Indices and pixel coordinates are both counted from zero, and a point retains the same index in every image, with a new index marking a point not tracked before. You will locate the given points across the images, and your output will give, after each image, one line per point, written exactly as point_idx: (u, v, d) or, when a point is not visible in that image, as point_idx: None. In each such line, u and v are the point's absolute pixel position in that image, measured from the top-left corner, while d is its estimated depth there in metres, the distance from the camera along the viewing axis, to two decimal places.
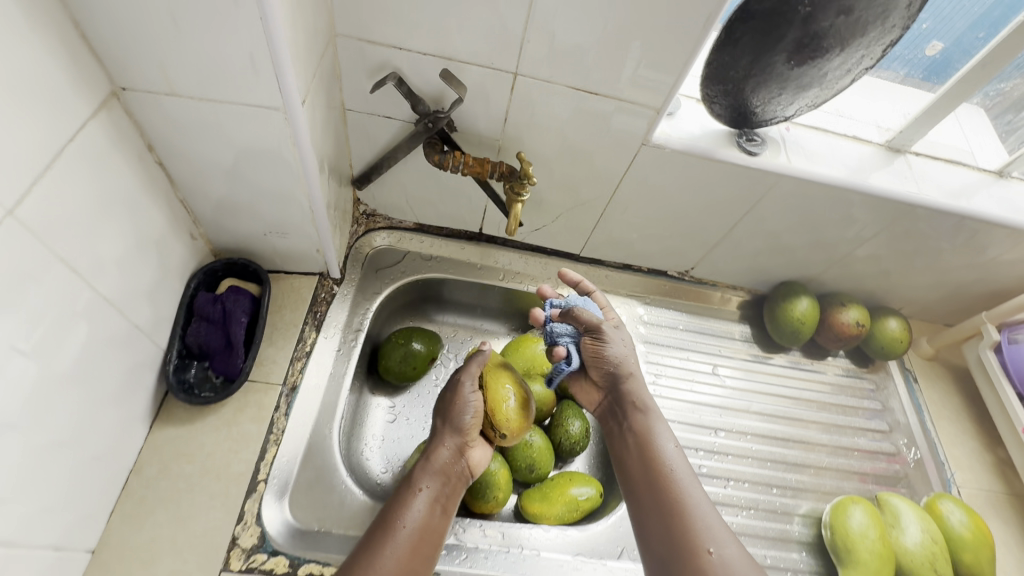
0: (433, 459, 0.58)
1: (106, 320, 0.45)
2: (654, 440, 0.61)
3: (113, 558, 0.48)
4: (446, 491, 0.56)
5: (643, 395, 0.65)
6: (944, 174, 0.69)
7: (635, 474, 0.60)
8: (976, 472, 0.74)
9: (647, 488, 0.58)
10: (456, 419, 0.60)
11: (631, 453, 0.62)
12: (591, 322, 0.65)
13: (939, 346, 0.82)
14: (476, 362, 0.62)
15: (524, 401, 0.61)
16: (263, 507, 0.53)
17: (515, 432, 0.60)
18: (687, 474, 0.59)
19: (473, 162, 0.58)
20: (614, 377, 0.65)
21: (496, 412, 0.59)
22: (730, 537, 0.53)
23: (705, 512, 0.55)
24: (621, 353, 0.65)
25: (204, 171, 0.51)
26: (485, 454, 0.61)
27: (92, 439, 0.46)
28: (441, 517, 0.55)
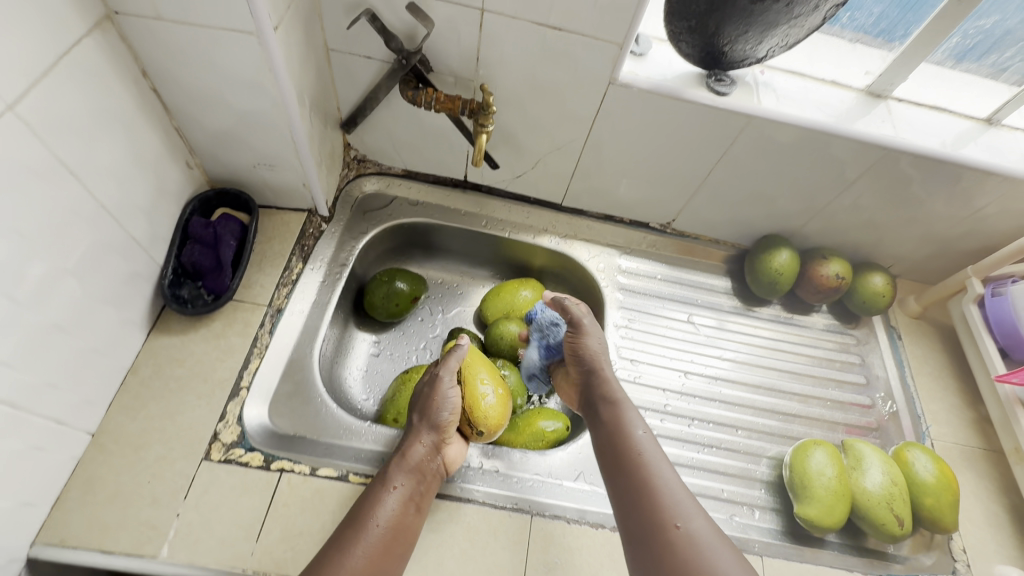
0: (409, 456, 0.57)
1: (104, 226, 0.51)
2: (622, 425, 0.61)
3: (109, 441, 0.54)
4: (420, 489, 0.55)
5: (616, 385, 0.66)
6: (927, 120, 0.68)
7: (607, 461, 0.59)
8: (953, 427, 0.74)
9: (617, 473, 0.57)
10: (434, 415, 0.60)
11: (603, 441, 0.61)
12: (574, 315, 0.70)
13: (927, 304, 0.81)
14: (455, 358, 0.64)
15: (502, 397, 0.64)
16: (245, 410, 0.59)
17: (492, 429, 0.62)
18: (657, 455, 0.57)
19: (444, 99, 0.61)
20: (589, 370, 0.68)
21: (475, 408, 0.61)
22: (698, 511, 0.52)
23: (672, 490, 0.53)
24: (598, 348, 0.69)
25: (194, 99, 0.56)
26: (459, 452, 0.61)
27: (92, 331, 0.52)
28: (414, 516, 0.54)
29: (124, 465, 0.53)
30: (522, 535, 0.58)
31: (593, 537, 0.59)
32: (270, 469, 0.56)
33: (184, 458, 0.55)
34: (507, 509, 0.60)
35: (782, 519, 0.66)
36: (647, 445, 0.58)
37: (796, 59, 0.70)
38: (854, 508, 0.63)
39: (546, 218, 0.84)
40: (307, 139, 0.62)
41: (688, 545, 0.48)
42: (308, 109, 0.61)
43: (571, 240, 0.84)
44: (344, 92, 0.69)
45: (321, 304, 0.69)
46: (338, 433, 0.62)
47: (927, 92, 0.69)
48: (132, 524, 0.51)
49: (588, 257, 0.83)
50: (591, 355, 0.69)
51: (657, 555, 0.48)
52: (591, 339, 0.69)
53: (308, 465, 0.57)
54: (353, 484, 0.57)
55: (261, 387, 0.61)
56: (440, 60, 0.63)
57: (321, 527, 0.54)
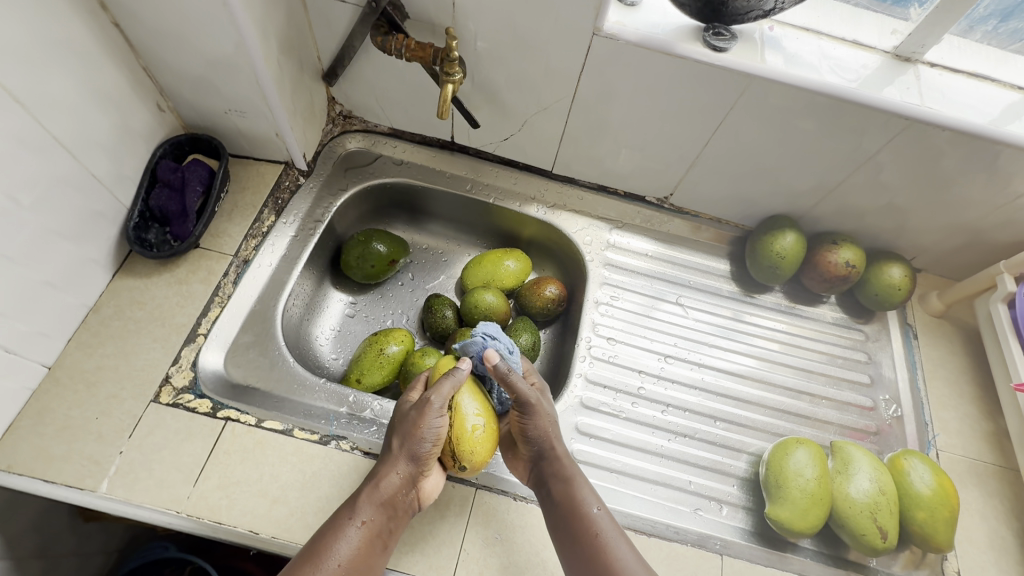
0: (382, 487, 0.50)
1: (59, 161, 0.51)
2: (575, 505, 0.52)
3: (64, 375, 0.55)
4: (390, 525, 0.50)
5: (568, 461, 0.55)
6: (965, 90, 0.59)
7: (560, 544, 0.51)
8: (964, 438, 0.66)
9: (573, 559, 0.50)
10: (415, 445, 0.51)
11: (554, 527, 0.52)
12: (523, 395, 0.54)
13: (951, 302, 0.73)
14: (450, 382, 0.52)
15: (493, 430, 0.54)
16: (201, 355, 0.59)
17: (476, 466, 0.53)
18: (615, 533, 0.51)
19: (414, 46, 0.58)
20: (538, 452, 0.55)
21: (461, 442, 0.52)
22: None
23: (635, 572, 0.48)
24: (550, 426, 0.56)
25: (158, 37, 0.55)
26: (438, 481, 0.55)
27: (45, 265, 0.52)
28: (378, 554, 0.49)
29: (75, 399, 0.54)
30: (463, 507, 0.56)
31: (539, 516, 0.56)
32: (215, 417, 0.55)
33: (134, 398, 0.55)
34: (453, 479, 0.57)
35: (753, 519, 0.61)
36: (603, 522, 0.51)
37: (814, 16, 0.62)
38: (833, 514, 0.58)
39: (535, 186, 0.80)
40: (275, 85, 0.60)
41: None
42: (276, 53, 0.59)
43: (558, 210, 0.79)
44: (322, 41, 0.66)
45: (290, 259, 0.68)
46: (293, 387, 0.61)
47: (963, 58, 0.61)
48: (77, 457, 0.51)
49: (575, 229, 0.79)
50: (542, 439, 0.55)
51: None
52: (544, 420, 0.55)
53: (254, 417, 0.56)
54: (296, 439, 0.56)
55: (220, 335, 0.61)
56: (416, 5, 0.60)
57: (258, 477, 0.53)
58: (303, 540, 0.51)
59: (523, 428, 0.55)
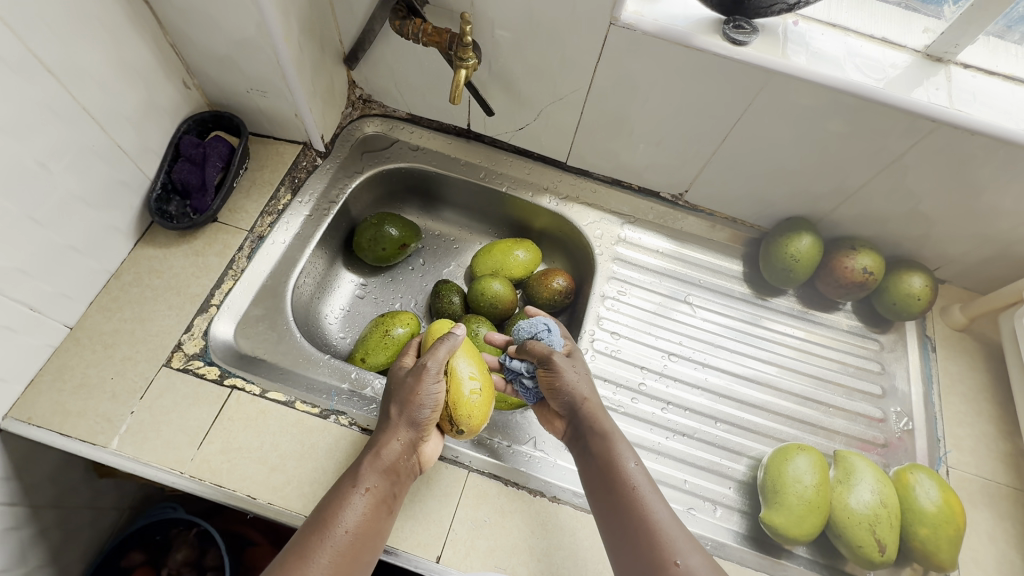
0: (384, 454, 0.51)
1: (86, 130, 0.53)
2: (612, 458, 0.53)
3: (84, 336, 0.58)
4: (395, 490, 0.51)
5: (603, 415, 0.56)
6: (999, 93, 0.57)
7: (595, 495, 0.52)
8: (978, 457, 0.64)
9: (608, 510, 0.51)
10: (415, 411, 0.53)
11: (591, 480, 0.53)
12: (542, 352, 0.57)
13: (975, 315, 0.70)
14: (446, 347, 0.55)
15: (488, 394, 0.56)
16: (212, 325, 0.61)
17: (473, 428, 0.55)
18: (650, 488, 0.51)
19: (431, 30, 0.58)
20: (572, 406, 0.56)
21: (459, 405, 0.54)
22: (697, 548, 0.47)
23: (670, 526, 0.48)
24: (578, 381, 0.56)
25: (185, 15, 0.57)
26: (436, 447, 0.56)
27: (70, 229, 0.54)
28: (386, 518, 0.50)
29: (93, 360, 0.56)
30: (452, 488, 0.56)
31: (529, 503, 0.56)
32: (222, 385, 0.57)
33: (146, 361, 0.57)
34: (446, 461, 0.58)
35: (748, 523, 0.60)
36: (639, 476, 0.51)
37: (842, 13, 0.61)
38: (831, 523, 0.56)
39: (548, 177, 0.80)
40: (295, 66, 0.61)
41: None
42: (297, 35, 0.60)
43: (570, 202, 0.79)
44: (344, 25, 0.67)
45: (303, 237, 0.70)
46: (298, 361, 0.63)
47: (999, 60, 0.58)
48: (91, 414, 0.54)
49: (587, 222, 0.78)
50: (571, 394, 0.56)
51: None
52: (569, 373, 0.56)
53: (259, 387, 0.58)
54: (297, 411, 0.57)
55: (231, 307, 0.63)
56: None
57: (259, 445, 0.55)
58: (297, 508, 0.52)
59: (551, 384, 0.57)
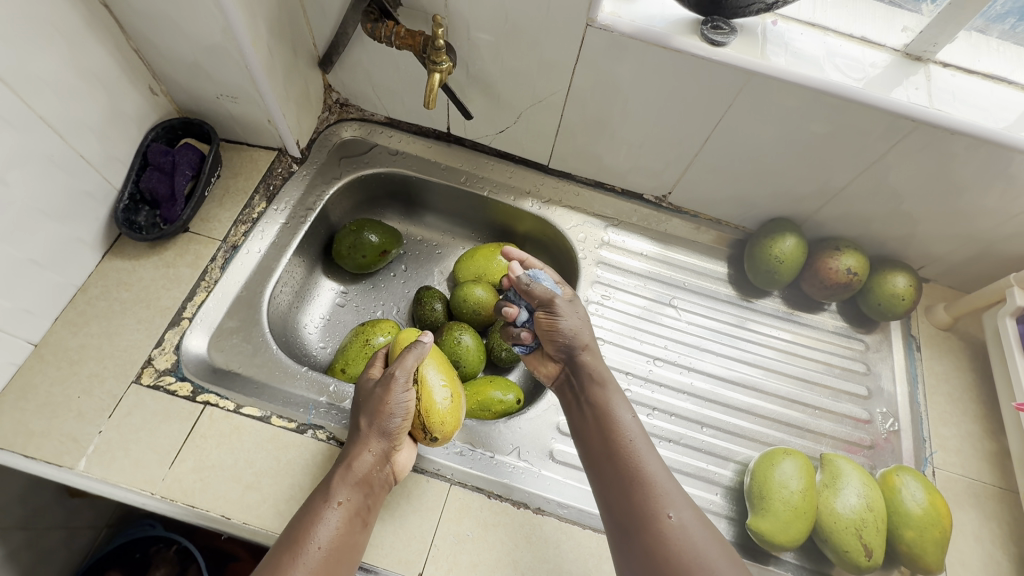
0: (356, 467, 0.51)
1: (45, 139, 0.51)
2: (608, 411, 0.56)
3: (49, 353, 0.56)
4: (368, 503, 0.50)
5: (599, 365, 0.60)
6: (978, 92, 0.56)
7: (589, 446, 0.56)
8: (964, 457, 0.63)
9: (602, 462, 0.54)
10: (385, 421, 0.52)
11: (587, 430, 0.57)
12: (544, 295, 0.61)
13: (958, 315, 0.70)
14: (413, 356, 0.54)
15: (459, 400, 0.56)
16: (185, 339, 0.59)
17: (447, 435, 0.55)
18: (643, 442, 0.55)
19: (404, 34, 0.57)
20: (569, 350, 0.60)
21: (430, 414, 0.54)
22: (687, 501, 0.51)
23: (662, 479, 0.52)
24: (577, 326, 0.60)
25: (148, 20, 0.55)
26: (410, 456, 0.55)
27: (30, 243, 0.52)
28: (360, 532, 0.49)
29: (57, 377, 0.54)
30: (435, 502, 0.55)
31: (513, 516, 0.55)
32: (194, 401, 0.56)
33: (115, 379, 0.55)
34: (428, 474, 0.57)
35: (736, 530, 0.59)
36: (635, 430, 0.55)
37: (822, 12, 0.60)
38: (818, 529, 0.56)
39: (530, 180, 0.79)
40: (266, 71, 0.60)
41: (680, 536, 0.48)
42: (266, 39, 0.58)
43: (552, 205, 0.78)
44: (317, 27, 0.65)
45: (279, 245, 0.68)
46: (275, 374, 0.61)
47: (979, 58, 0.58)
48: (55, 435, 0.52)
49: (570, 225, 0.77)
50: (570, 336, 0.60)
51: (650, 549, 0.48)
52: (571, 317, 0.60)
53: (233, 402, 0.56)
54: (273, 427, 0.56)
55: (204, 319, 0.61)
56: None
57: (234, 462, 0.53)
58: (273, 527, 0.51)
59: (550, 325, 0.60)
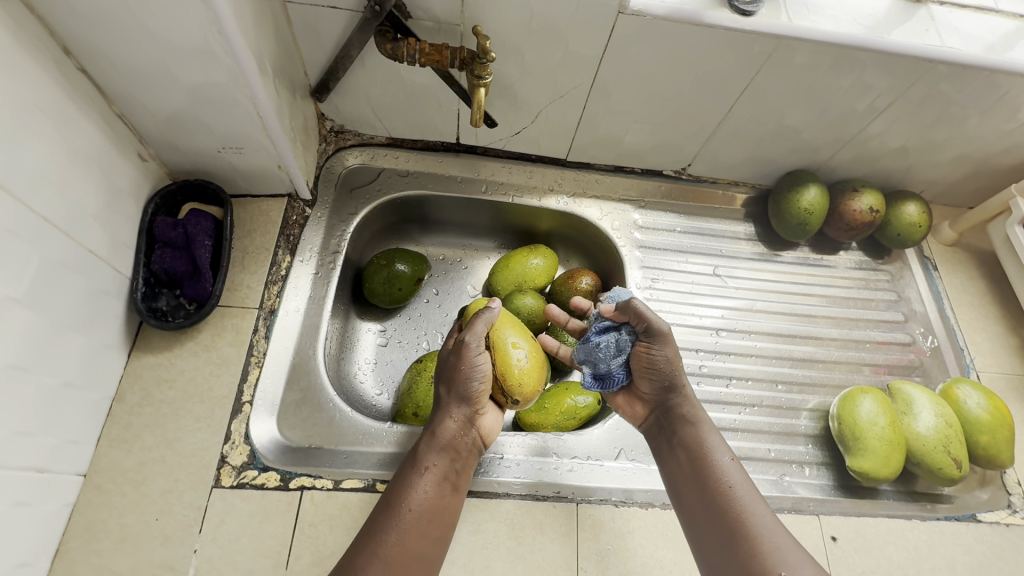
0: (441, 433, 0.50)
1: (51, 243, 0.43)
2: (704, 453, 0.51)
3: (105, 480, 0.49)
4: (456, 467, 0.50)
5: (692, 404, 0.55)
6: (975, 24, 0.60)
7: (681, 487, 0.52)
8: (997, 356, 0.71)
9: (697, 507, 0.49)
10: (463, 386, 0.51)
11: (679, 471, 0.52)
12: (655, 323, 0.53)
13: (963, 230, 0.77)
14: (483, 321, 0.52)
15: (536, 360, 0.54)
16: (251, 426, 0.53)
17: (527, 397, 0.53)
18: (747, 489, 0.49)
19: (429, 49, 0.53)
20: (664, 387, 0.55)
21: (509, 376, 0.52)
22: (804, 557, 0.44)
23: (771, 532, 0.45)
24: (675, 358, 0.54)
25: (135, 80, 0.47)
26: (495, 421, 0.55)
27: (59, 366, 0.45)
28: (451, 496, 0.48)
29: (126, 506, 0.48)
30: (568, 527, 0.53)
31: (643, 518, 0.55)
32: (288, 489, 0.51)
33: (193, 489, 0.49)
34: (552, 500, 0.55)
35: (832, 473, 0.63)
36: (737, 477, 0.50)
37: None
38: (909, 456, 0.60)
39: (551, 176, 0.76)
40: (276, 114, 0.53)
41: None
42: (272, 78, 0.52)
43: (579, 198, 0.76)
44: (310, 54, 0.59)
45: (318, 299, 0.62)
46: (358, 438, 0.55)
47: None
48: (147, 568, 0.46)
49: (601, 215, 0.76)
50: (667, 369, 0.54)
51: None
52: (674, 348, 0.54)
53: (330, 479, 0.52)
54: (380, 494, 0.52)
55: (266, 399, 0.55)
56: (418, 4, 0.54)
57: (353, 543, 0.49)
58: None
59: (651, 357, 0.54)
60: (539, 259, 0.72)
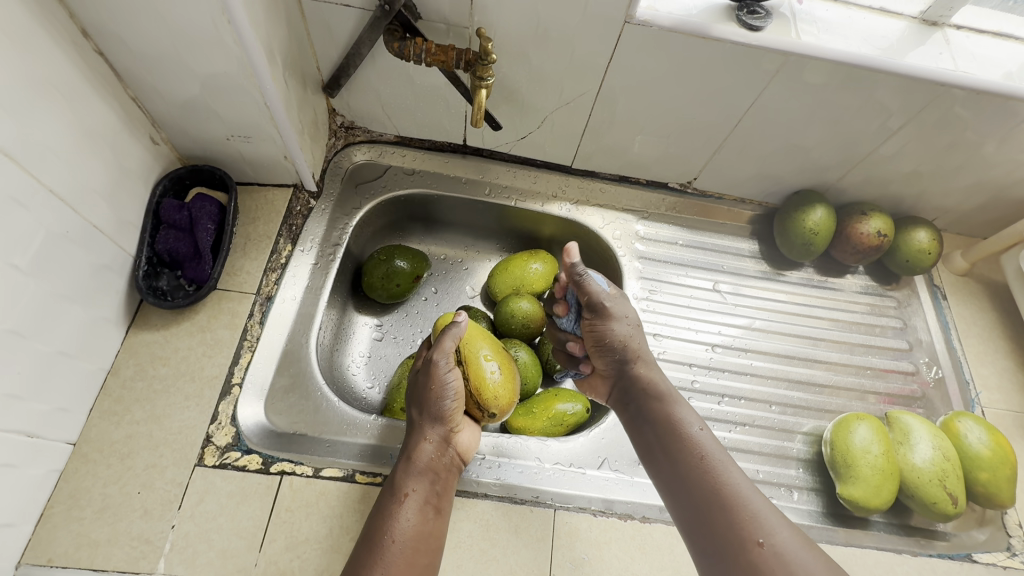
0: (417, 457, 0.50)
1: (57, 215, 0.45)
2: (675, 425, 0.53)
3: (93, 450, 0.50)
4: (437, 490, 0.49)
5: (656, 375, 0.57)
6: (992, 49, 0.59)
7: (658, 462, 0.53)
8: (1005, 392, 0.69)
9: (675, 480, 0.50)
10: (435, 406, 0.52)
11: (652, 445, 0.54)
12: (595, 295, 0.56)
13: (975, 260, 0.75)
14: (450, 338, 0.53)
15: (510, 371, 0.55)
16: (238, 408, 0.54)
17: (504, 408, 0.54)
18: (721, 455, 0.50)
19: (435, 50, 0.54)
20: (619, 360, 0.59)
21: (483, 389, 0.52)
22: (782, 520, 0.45)
23: (747, 498, 0.46)
24: (625, 332, 0.58)
25: (149, 65, 0.49)
26: (473, 436, 0.55)
27: (56, 335, 0.46)
28: (435, 519, 0.48)
29: (110, 477, 0.49)
30: (545, 532, 0.53)
31: (621, 529, 0.54)
32: (269, 473, 0.51)
33: (176, 465, 0.50)
34: (529, 504, 0.55)
35: (822, 499, 0.62)
36: (710, 444, 0.51)
37: None
38: (903, 487, 0.58)
39: (554, 183, 0.76)
40: (284, 105, 0.55)
41: (779, 566, 0.42)
42: (282, 70, 0.53)
43: (582, 206, 0.76)
44: (323, 50, 0.60)
45: (314, 289, 0.63)
46: (342, 428, 0.56)
47: (987, 19, 0.61)
48: (124, 539, 0.47)
49: (603, 224, 0.76)
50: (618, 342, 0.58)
51: None
52: (620, 322, 0.58)
53: (311, 467, 0.52)
54: (360, 484, 0.52)
55: (254, 383, 0.56)
56: (429, 5, 0.55)
57: (327, 532, 0.49)
58: None
59: (598, 331, 0.58)
60: (539, 264, 0.71)
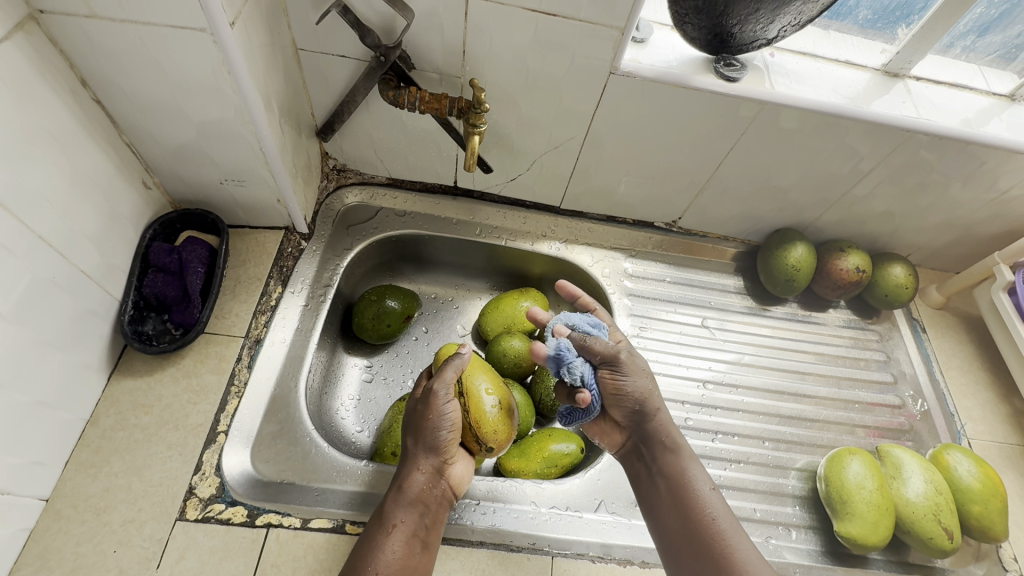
0: (408, 487, 0.49)
1: (45, 260, 0.44)
2: (687, 484, 0.52)
3: (67, 506, 0.47)
4: (426, 523, 0.48)
5: (673, 429, 0.55)
6: (949, 98, 0.64)
7: (664, 517, 0.52)
8: (988, 423, 0.71)
9: (681, 539, 0.50)
10: (431, 437, 0.50)
11: (660, 499, 0.53)
12: (606, 352, 0.54)
13: (950, 294, 0.78)
14: (453, 368, 0.51)
15: (508, 407, 0.53)
16: (224, 457, 0.52)
17: (502, 443, 0.53)
18: (731, 524, 0.50)
19: (428, 98, 0.56)
20: (639, 413, 0.55)
21: (482, 423, 0.51)
22: None
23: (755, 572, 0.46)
24: (643, 385, 0.54)
25: (146, 113, 0.50)
26: (466, 469, 0.54)
27: (36, 384, 0.45)
28: (422, 553, 0.47)
29: (85, 534, 0.47)
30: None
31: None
32: (254, 526, 0.49)
33: (156, 520, 0.48)
34: (526, 551, 0.54)
35: (820, 538, 0.61)
36: (719, 508, 0.50)
37: (808, 41, 0.65)
38: (899, 523, 0.58)
39: (543, 223, 0.78)
40: (279, 150, 0.56)
41: None
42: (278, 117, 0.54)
43: (571, 244, 0.78)
44: (318, 97, 0.62)
45: (304, 331, 0.62)
46: (332, 475, 0.54)
47: (944, 71, 0.65)
48: None
49: (592, 262, 0.77)
50: (637, 395, 0.54)
51: None
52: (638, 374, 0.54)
53: (299, 518, 0.50)
54: (350, 536, 0.50)
55: (241, 430, 0.54)
56: (422, 55, 0.57)
57: None
58: None
59: (619, 387, 0.54)
60: (529, 301, 0.72)
